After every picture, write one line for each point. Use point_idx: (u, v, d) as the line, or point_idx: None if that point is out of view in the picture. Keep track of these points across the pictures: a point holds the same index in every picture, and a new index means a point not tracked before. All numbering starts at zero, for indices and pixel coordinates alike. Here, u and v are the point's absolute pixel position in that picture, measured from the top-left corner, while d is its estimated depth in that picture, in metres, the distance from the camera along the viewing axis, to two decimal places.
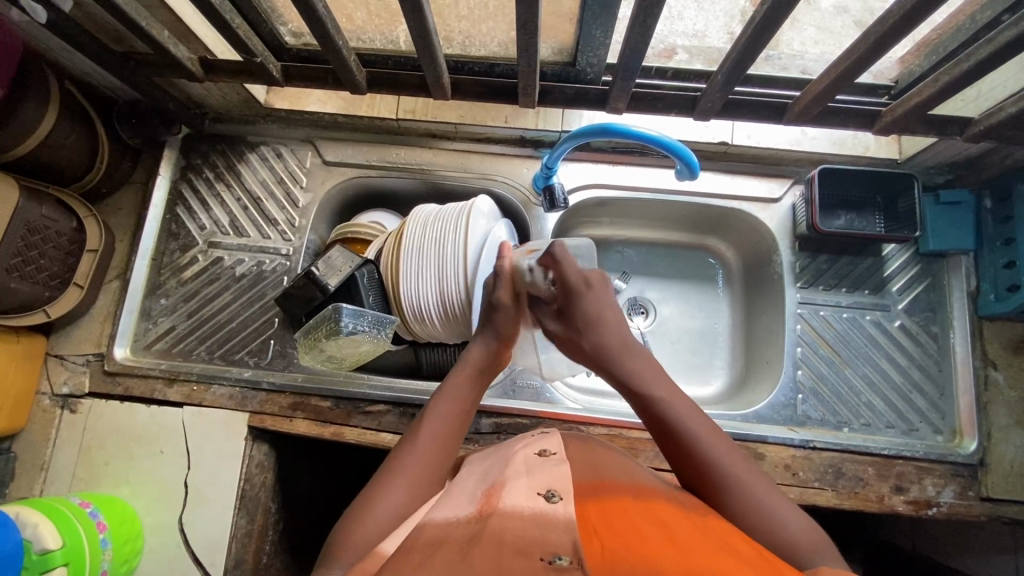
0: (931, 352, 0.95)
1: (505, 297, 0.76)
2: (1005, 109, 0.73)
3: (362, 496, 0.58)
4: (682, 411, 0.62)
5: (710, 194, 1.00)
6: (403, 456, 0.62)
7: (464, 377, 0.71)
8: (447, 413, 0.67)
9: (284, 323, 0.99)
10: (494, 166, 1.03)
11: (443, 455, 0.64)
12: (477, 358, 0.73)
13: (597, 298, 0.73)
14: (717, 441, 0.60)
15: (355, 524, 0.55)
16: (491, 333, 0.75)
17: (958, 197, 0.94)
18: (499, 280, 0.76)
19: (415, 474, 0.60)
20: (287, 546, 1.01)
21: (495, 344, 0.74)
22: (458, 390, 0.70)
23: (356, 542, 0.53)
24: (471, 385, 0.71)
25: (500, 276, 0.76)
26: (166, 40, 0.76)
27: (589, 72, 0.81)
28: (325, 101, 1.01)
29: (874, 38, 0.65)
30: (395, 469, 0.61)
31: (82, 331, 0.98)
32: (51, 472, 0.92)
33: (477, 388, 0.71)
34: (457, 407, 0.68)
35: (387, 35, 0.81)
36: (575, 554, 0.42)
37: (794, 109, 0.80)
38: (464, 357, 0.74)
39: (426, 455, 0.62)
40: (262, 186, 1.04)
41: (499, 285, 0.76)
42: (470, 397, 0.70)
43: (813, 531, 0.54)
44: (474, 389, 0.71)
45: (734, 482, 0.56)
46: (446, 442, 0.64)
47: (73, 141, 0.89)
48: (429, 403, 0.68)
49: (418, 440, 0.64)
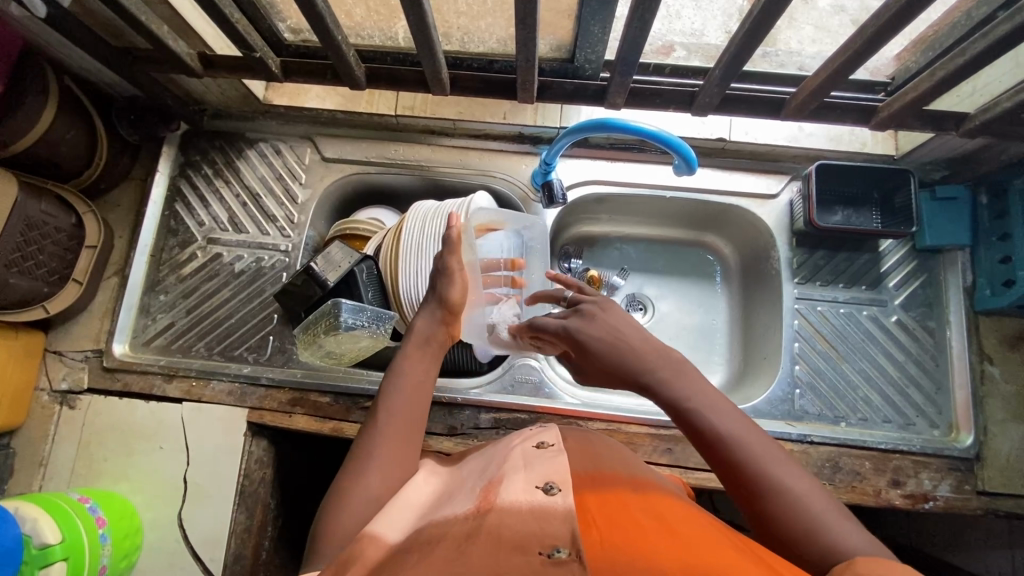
0: (928, 347, 0.95)
1: (456, 263, 0.74)
2: (1000, 105, 0.74)
3: (337, 487, 0.59)
4: (723, 415, 0.57)
5: (708, 190, 1.00)
6: (369, 442, 0.62)
7: (417, 349, 0.70)
8: (404, 389, 0.66)
9: (283, 319, 0.99)
10: (492, 162, 1.03)
11: (411, 432, 0.64)
12: (427, 329, 0.72)
13: (608, 322, 0.69)
14: (766, 443, 0.55)
15: (334, 515, 0.56)
16: (434, 300, 0.74)
17: (954, 192, 0.94)
18: (449, 248, 0.75)
19: (384, 458, 0.60)
20: (287, 542, 1.01)
21: (439, 315, 0.74)
22: (413, 364, 0.69)
23: (334, 532, 0.54)
24: (425, 356, 0.70)
25: (449, 244, 0.74)
26: (165, 35, 0.76)
27: (587, 68, 0.81)
28: (324, 98, 1.02)
29: (870, 34, 0.65)
30: (363, 455, 0.61)
31: (80, 327, 0.98)
32: (50, 468, 0.92)
33: (432, 359, 0.70)
34: (413, 382, 0.67)
35: (386, 32, 0.82)
36: (573, 546, 0.42)
37: (792, 104, 0.80)
38: (412, 330, 0.73)
39: (388, 436, 0.62)
40: (261, 182, 1.04)
41: (448, 253, 0.75)
42: (426, 369, 0.69)
43: (872, 543, 0.49)
44: (431, 361, 0.70)
45: (791, 491, 0.52)
46: (409, 418, 0.64)
47: (72, 138, 0.89)
48: (384, 382, 0.68)
49: (379, 421, 0.63)
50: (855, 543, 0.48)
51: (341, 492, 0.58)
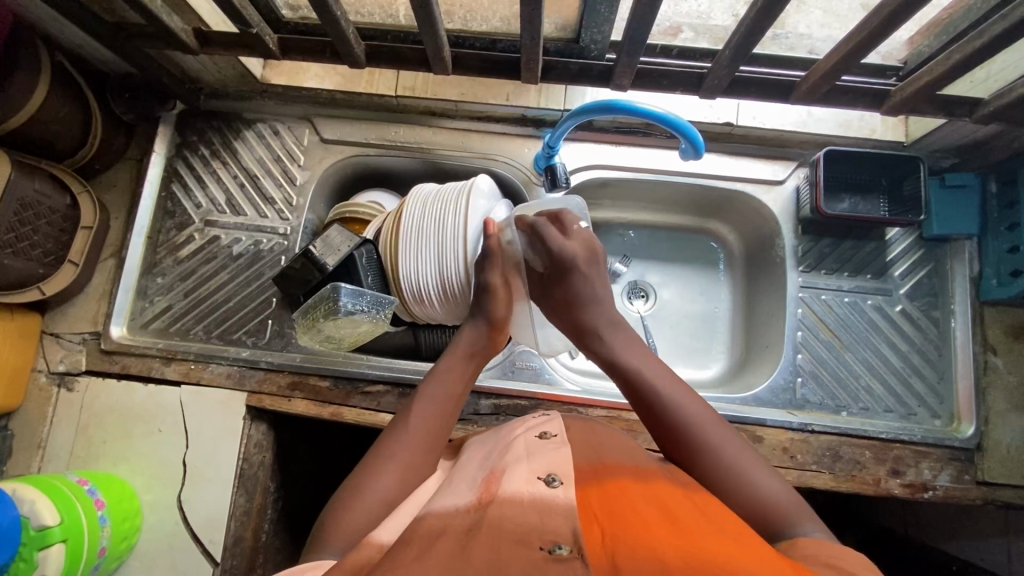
0: (931, 336, 0.95)
1: (494, 280, 0.74)
2: (1017, 90, 0.72)
3: (356, 473, 0.59)
4: (667, 382, 0.63)
5: (713, 175, 0.99)
6: (394, 442, 0.61)
7: (458, 359, 0.70)
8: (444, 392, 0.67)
9: (282, 303, 0.98)
10: (495, 145, 1.01)
11: (440, 434, 0.64)
12: (469, 342, 0.73)
13: (594, 279, 0.70)
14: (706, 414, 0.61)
15: (348, 498, 0.56)
16: (482, 318, 0.73)
17: (964, 180, 0.93)
18: (487, 263, 0.76)
19: (410, 454, 0.60)
20: (287, 525, 1.01)
21: (486, 331, 0.74)
22: (451, 374, 0.69)
23: (343, 529, 0.54)
24: (465, 367, 0.70)
25: (486, 255, 0.76)
26: (158, 10, 0.74)
27: (593, 49, 0.79)
28: (323, 77, 0.99)
29: (885, 15, 0.63)
30: (388, 448, 0.61)
31: (78, 309, 0.97)
32: (49, 450, 0.92)
33: (471, 373, 0.71)
34: (452, 387, 0.68)
35: (386, 9, 0.80)
36: (575, 542, 0.42)
37: (802, 87, 0.78)
38: (454, 341, 0.73)
39: (419, 436, 0.62)
40: (259, 164, 1.03)
41: (487, 266, 0.75)
42: (465, 380, 0.69)
43: (796, 497, 0.55)
44: (468, 368, 0.70)
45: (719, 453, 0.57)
46: (442, 421, 0.65)
47: (65, 116, 0.87)
48: (422, 383, 0.68)
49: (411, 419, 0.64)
50: (778, 499, 0.55)
51: (355, 484, 0.58)
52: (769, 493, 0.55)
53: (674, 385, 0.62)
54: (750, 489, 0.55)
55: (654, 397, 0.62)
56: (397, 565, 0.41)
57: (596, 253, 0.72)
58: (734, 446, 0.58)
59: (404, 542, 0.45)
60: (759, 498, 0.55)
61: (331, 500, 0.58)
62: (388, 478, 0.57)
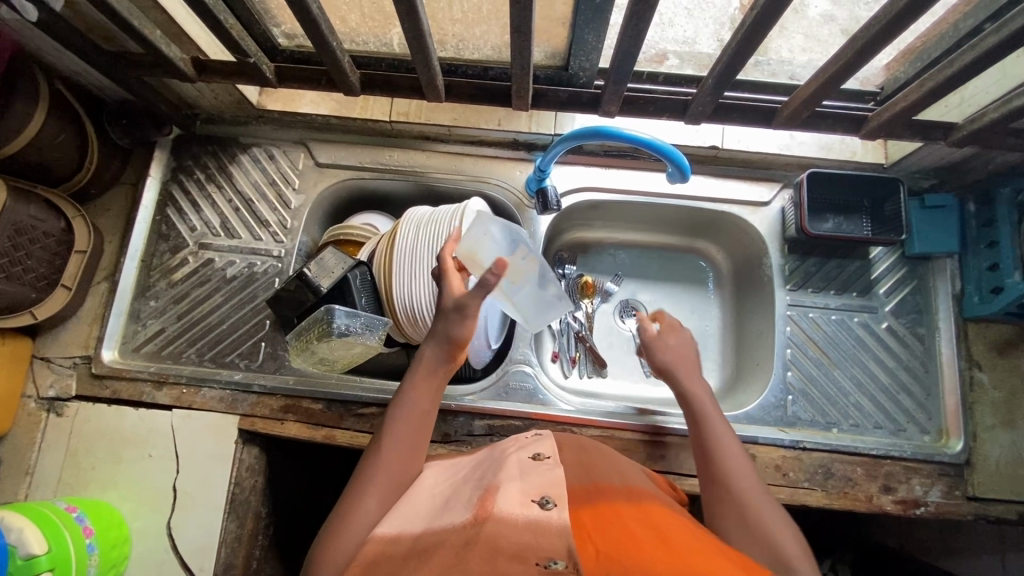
0: (917, 352, 0.96)
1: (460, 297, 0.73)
2: (988, 115, 0.75)
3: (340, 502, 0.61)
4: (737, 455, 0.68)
5: (701, 197, 1.01)
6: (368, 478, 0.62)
7: (424, 376, 0.69)
8: (411, 417, 0.67)
9: (275, 325, 0.99)
10: (487, 168, 1.03)
11: (411, 454, 0.65)
12: (434, 359, 0.70)
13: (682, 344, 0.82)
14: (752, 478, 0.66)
15: (341, 525, 0.58)
16: (444, 337, 0.70)
17: (943, 201, 0.95)
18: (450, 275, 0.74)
19: (385, 479, 0.62)
20: (279, 551, 1.00)
21: (448, 348, 0.70)
22: (416, 398, 0.68)
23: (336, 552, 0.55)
24: (431, 387, 0.69)
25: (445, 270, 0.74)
26: (158, 40, 0.76)
27: (581, 76, 0.82)
28: (318, 103, 1.01)
29: (859, 45, 0.66)
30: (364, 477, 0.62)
31: (69, 333, 0.97)
32: (36, 476, 0.90)
33: (439, 392, 0.70)
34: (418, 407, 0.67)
35: (380, 38, 0.82)
36: (570, 558, 0.43)
37: (783, 113, 0.81)
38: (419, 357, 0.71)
39: (391, 463, 0.63)
40: (254, 188, 1.04)
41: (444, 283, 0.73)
42: (431, 399, 0.69)
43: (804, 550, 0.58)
44: (436, 385, 0.70)
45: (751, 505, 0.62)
46: (412, 443, 0.65)
47: (62, 142, 0.88)
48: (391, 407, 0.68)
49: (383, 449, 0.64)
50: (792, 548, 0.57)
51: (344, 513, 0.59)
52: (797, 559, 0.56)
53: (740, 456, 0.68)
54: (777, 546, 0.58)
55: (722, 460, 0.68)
56: None
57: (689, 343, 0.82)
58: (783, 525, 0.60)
59: (405, 560, 0.47)
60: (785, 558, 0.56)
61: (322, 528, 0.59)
62: (370, 504, 0.59)
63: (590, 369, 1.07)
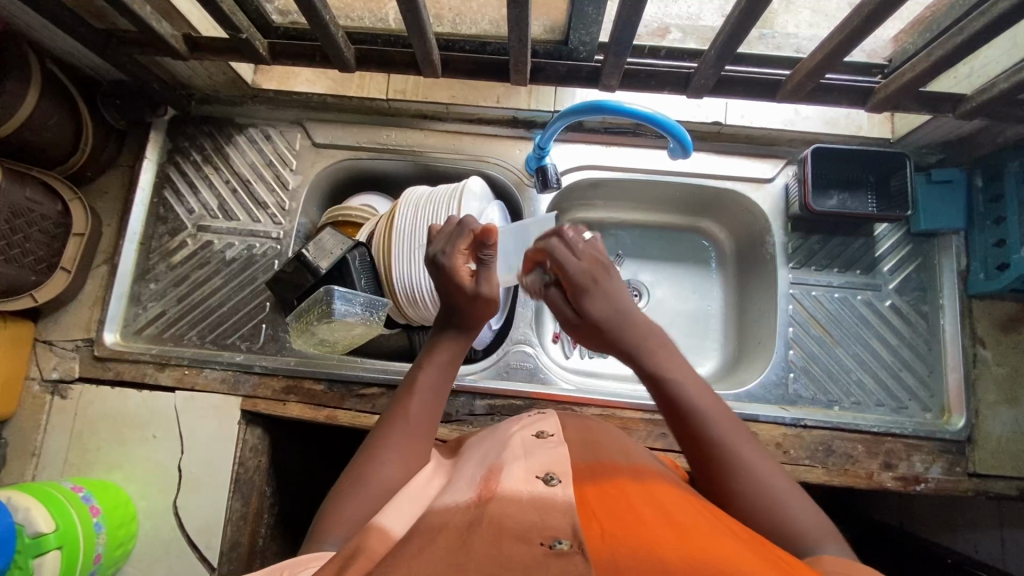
0: (921, 330, 0.95)
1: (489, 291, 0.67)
2: (997, 86, 0.73)
3: (354, 463, 0.60)
4: (702, 397, 0.60)
5: (703, 174, 1.00)
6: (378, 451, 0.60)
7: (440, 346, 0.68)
8: (438, 384, 0.66)
9: (275, 307, 0.98)
10: (486, 147, 1.02)
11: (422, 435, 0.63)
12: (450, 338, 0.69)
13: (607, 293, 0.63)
14: (738, 436, 0.58)
15: (348, 502, 0.56)
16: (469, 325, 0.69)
17: (950, 175, 0.94)
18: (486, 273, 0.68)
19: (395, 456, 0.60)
20: (284, 529, 1.01)
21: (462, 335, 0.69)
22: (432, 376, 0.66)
23: (346, 523, 0.55)
24: (443, 365, 0.67)
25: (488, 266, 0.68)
26: (148, 16, 0.74)
27: (581, 51, 0.80)
28: (314, 81, 1.00)
29: (864, 15, 0.64)
30: (382, 439, 0.61)
31: (71, 316, 0.97)
32: (43, 458, 0.91)
33: (453, 372, 0.68)
34: (433, 384, 0.66)
35: (377, 13, 0.81)
36: (574, 537, 0.42)
37: (788, 85, 0.79)
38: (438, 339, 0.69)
39: (411, 427, 0.62)
40: (251, 169, 1.03)
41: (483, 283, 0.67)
42: (444, 377, 0.67)
43: (822, 519, 0.54)
44: (458, 356, 0.69)
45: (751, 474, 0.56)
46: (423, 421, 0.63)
47: (56, 124, 0.87)
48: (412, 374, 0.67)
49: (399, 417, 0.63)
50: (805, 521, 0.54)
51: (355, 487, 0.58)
52: (803, 524, 0.53)
53: (706, 400, 0.60)
54: (784, 521, 0.54)
55: (688, 415, 0.59)
56: (399, 559, 0.41)
57: (606, 263, 0.65)
58: (790, 496, 0.55)
59: (405, 539, 0.45)
60: (788, 526, 0.53)
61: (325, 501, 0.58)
62: (381, 477, 0.58)
63: (591, 350, 1.07)
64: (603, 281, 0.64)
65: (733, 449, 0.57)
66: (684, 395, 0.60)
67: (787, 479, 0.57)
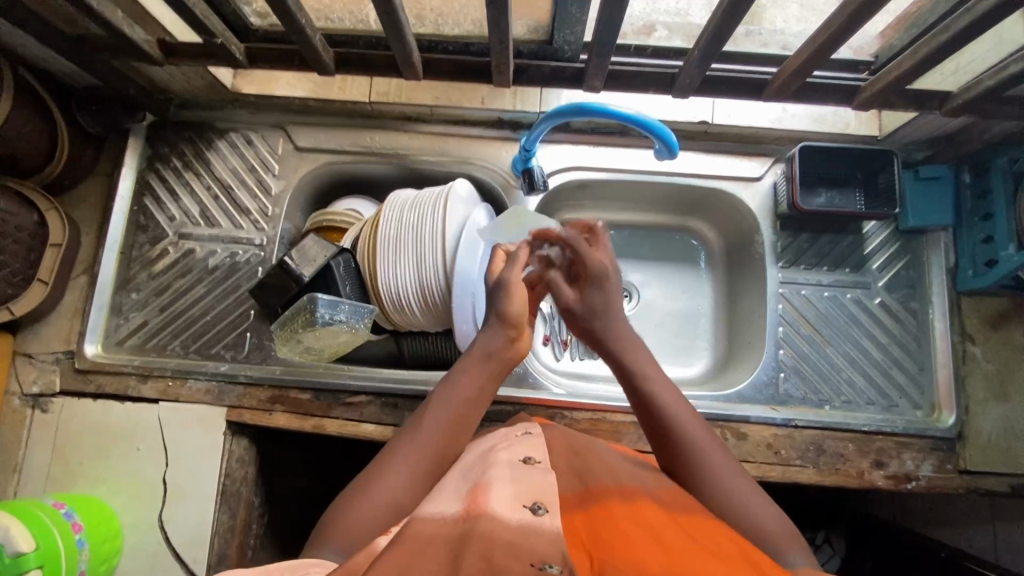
0: (911, 328, 0.95)
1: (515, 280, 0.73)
2: (983, 82, 0.72)
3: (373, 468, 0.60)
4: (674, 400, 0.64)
5: (689, 174, 0.99)
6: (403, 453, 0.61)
7: (476, 366, 0.69)
8: (471, 393, 0.67)
9: (260, 315, 0.97)
10: (472, 149, 1.00)
11: (449, 446, 0.63)
12: (491, 343, 0.71)
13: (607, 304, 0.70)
14: (710, 443, 0.61)
15: (345, 514, 0.55)
16: (496, 319, 0.71)
17: (937, 172, 0.93)
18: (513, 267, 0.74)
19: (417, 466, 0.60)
20: (274, 539, 1.00)
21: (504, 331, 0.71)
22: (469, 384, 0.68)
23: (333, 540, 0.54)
24: (484, 371, 0.69)
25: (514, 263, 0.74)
26: (119, 22, 0.72)
27: (566, 50, 0.79)
28: (295, 85, 0.99)
29: (849, 13, 0.63)
30: (399, 449, 0.62)
31: (50, 329, 0.95)
32: (25, 473, 0.90)
33: (492, 381, 0.70)
34: (467, 393, 0.67)
35: (356, 14, 0.79)
36: (565, 564, 0.42)
37: (773, 85, 0.78)
38: (477, 346, 0.71)
39: (432, 440, 0.63)
40: (232, 174, 1.01)
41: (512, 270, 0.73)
42: (479, 387, 0.68)
43: (786, 526, 0.56)
44: (498, 371, 0.71)
45: (716, 479, 0.58)
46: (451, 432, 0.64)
47: (29, 132, 0.85)
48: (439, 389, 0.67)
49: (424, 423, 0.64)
50: (765, 525, 0.55)
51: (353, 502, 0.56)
52: (764, 526, 0.55)
53: (681, 407, 0.63)
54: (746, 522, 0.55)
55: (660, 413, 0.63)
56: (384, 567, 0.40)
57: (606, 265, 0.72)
58: (749, 502, 0.57)
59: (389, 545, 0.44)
60: (750, 528, 0.55)
61: (332, 504, 0.58)
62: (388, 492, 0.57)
63: (582, 352, 1.07)
64: (603, 289, 0.70)
65: (702, 452, 0.60)
66: (660, 398, 0.64)
67: (754, 488, 0.59)
